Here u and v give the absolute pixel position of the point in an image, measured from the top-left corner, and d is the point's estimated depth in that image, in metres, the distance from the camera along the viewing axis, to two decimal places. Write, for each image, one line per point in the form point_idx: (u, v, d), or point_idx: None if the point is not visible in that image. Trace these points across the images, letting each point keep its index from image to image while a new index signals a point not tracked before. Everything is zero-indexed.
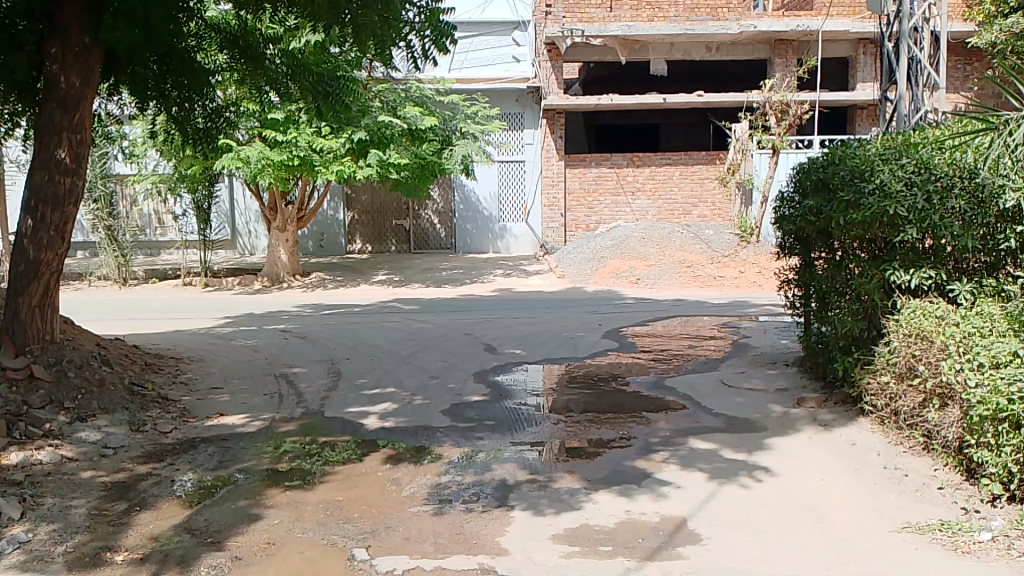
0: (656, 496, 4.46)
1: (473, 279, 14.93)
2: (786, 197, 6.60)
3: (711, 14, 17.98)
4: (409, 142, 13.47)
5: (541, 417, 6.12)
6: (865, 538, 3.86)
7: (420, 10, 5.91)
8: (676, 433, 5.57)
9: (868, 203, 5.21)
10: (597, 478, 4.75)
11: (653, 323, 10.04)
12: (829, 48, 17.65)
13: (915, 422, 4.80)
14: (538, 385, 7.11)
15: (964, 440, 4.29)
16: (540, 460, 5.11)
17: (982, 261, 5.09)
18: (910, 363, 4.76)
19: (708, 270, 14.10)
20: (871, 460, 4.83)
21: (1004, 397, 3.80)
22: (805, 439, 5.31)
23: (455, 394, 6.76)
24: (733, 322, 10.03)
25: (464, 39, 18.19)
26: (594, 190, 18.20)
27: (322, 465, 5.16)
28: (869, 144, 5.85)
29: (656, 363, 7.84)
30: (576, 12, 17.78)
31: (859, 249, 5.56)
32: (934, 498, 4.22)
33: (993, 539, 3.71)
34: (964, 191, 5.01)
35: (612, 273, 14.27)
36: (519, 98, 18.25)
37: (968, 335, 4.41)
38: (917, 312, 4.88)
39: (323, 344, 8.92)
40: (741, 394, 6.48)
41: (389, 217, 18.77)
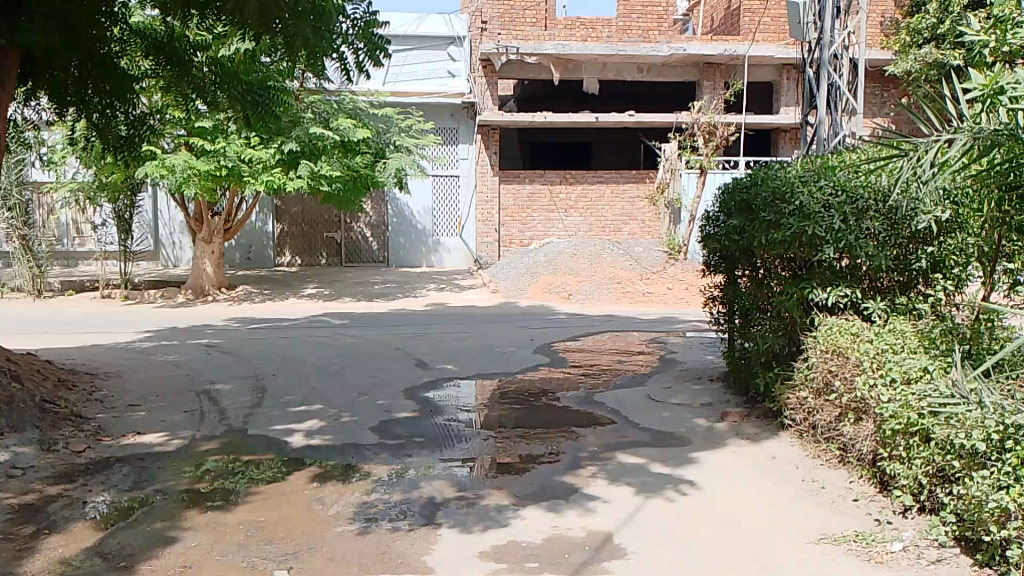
0: (583, 511, 4.47)
1: (406, 293, 14.81)
2: (711, 216, 6.76)
3: (642, 36, 18.34)
4: (341, 154, 13.35)
5: (471, 433, 6.09)
6: (785, 550, 3.95)
7: (354, 22, 5.86)
8: (604, 448, 5.61)
9: (789, 223, 5.38)
10: (526, 494, 4.74)
11: (584, 338, 10.13)
12: (755, 72, 18.20)
13: (832, 436, 4.97)
14: (469, 401, 7.08)
15: (878, 453, 4.45)
16: (470, 477, 5.08)
17: (896, 280, 5.30)
18: (827, 379, 4.90)
19: (639, 286, 14.33)
20: (790, 473, 4.97)
21: (915, 412, 3.95)
22: (729, 453, 5.41)
23: (384, 411, 6.67)
24: (661, 337, 10.20)
25: (399, 53, 18.07)
26: (528, 207, 18.33)
27: (246, 485, 5.01)
28: (790, 166, 6.04)
29: (586, 378, 7.91)
30: (512, 29, 17.89)
31: (781, 268, 5.74)
32: (850, 510, 4.35)
33: (905, 549, 3.84)
34: (879, 213, 5.21)
35: (545, 288, 14.37)
36: (453, 113, 18.22)
37: (882, 351, 4.56)
38: (834, 329, 5.03)
39: (248, 359, 8.70)
40: (668, 409, 6.59)
41: (320, 230, 18.50)
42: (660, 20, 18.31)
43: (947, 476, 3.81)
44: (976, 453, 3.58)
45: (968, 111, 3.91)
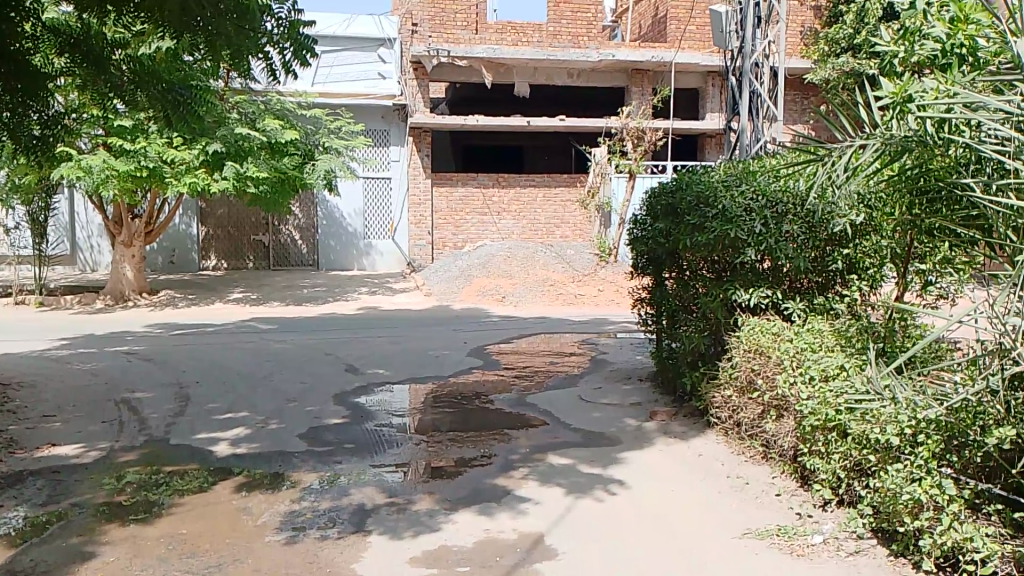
0: (514, 513, 4.48)
1: (337, 297, 14.59)
2: (638, 219, 6.87)
3: (572, 41, 18.54)
4: (268, 156, 13.07)
5: (403, 438, 6.04)
6: (711, 546, 4.04)
7: (279, 21, 5.72)
8: (536, 450, 5.64)
9: (712, 227, 5.51)
10: (458, 498, 4.73)
11: (517, 341, 10.17)
12: (681, 78, 18.58)
13: (756, 432, 5.11)
14: (401, 406, 7.01)
15: (798, 449, 4.60)
16: (401, 482, 5.03)
17: (815, 281, 5.49)
18: (750, 377, 5.04)
19: (571, 288, 14.46)
20: (716, 470, 5.09)
21: (832, 408, 4.09)
22: (657, 451, 5.51)
23: (313, 417, 6.55)
24: (593, 339, 10.32)
25: (328, 54, 17.74)
26: (460, 210, 18.30)
27: (170, 496, 4.85)
28: (714, 170, 6.18)
29: (519, 380, 7.94)
30: (442, 33, 17.87)
31: (706, 270, 5.89)
32: (772, 505, 4.48)
33: (824, 541, 3.97)
34: (797, 216, 5.37)
35: (479, 291, 14.38)
36: (385, 114, 18.09)
37: (801, 350, 4.70)
38: (756, 329, 5.17)
39: (172, 366, 8.44)
40: (598, 409, 6.66)
41: (246, 232, 18.11)
42: (589, 26, 18.56)
43: (864, 469, 3.96)
44: (891, 447, 3.73)
45: (879, 117, 4.06)
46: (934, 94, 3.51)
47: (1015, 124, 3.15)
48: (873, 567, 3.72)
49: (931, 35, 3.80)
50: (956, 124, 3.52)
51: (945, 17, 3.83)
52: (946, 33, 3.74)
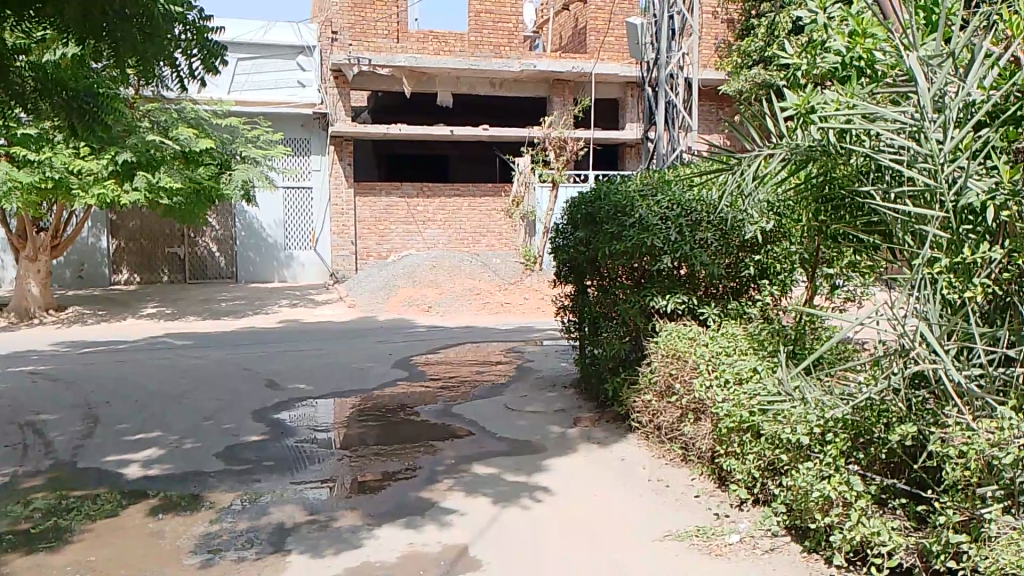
0: (439, 525, 4.45)
1: (257, 310, 14.26)
2: (560, 228, 6.95)
3: (494, 51, 18.31)
4: (183, 166, 12.69)
5: (325, 454, 5.92)
6: (632, 550, 4.09)
7: (187, 26, 5.59)
8: (461, 460, 5.62)
9: (629, 236, 5.61)
10: (381, 512, 4.66)
11: (444, 351, 10.13)
12: (602, 89, 18.88)
13: (675, 435, 5.23)
14: (324, 421, 6.88)
15: (715, 450, 4.73)
16: (324, 499, 4.93)
17: (729, 287, 5.65)
18: (668, 382, 5.15)
19: (497, 297, 14.51)
20: (638, 474, 5.16)
21: (746, 410, 4.21)
22: (581, 458, 5.56)
23: (231, 435, 6.37)
24: (519, 347, 10.37)
25: (247, 61, 17.39)
26: (385, 219, 18.12)
27: (77, 522, 4.63)
28: (630, 180, 6.27)
29: (444, 390, 7.90)
30: (363, 41, 17.56)
31: (625, 278, 5.99)
32: (691, 506, 4.58)
33: (741, 540, 4.07)
34: (710, 224, 5.52)
35: (404, 301, 14.25)
36: (305, 123, 17.80)
37: (716, 354, 4.81)
38: (673, 335, 5.28)
39: (80, 386, 8.06)
40: (524, 417, 6.68)
41: (160, 244, 17.54)
42: (511, 36, 18.34)
43: (777, 468, 4.10)
44: (801, 447, 3.87)
45: (784, 128, 4.13)
46: (835, 105, 3.61)
47: (910, 134, 3.32)
48: (789, 564, 3.83)
49: (831, 49, 3.90)
50: (855, 135, 3.65)
51: (843, 31, 3.92)
52: (846, 47, 3.84)
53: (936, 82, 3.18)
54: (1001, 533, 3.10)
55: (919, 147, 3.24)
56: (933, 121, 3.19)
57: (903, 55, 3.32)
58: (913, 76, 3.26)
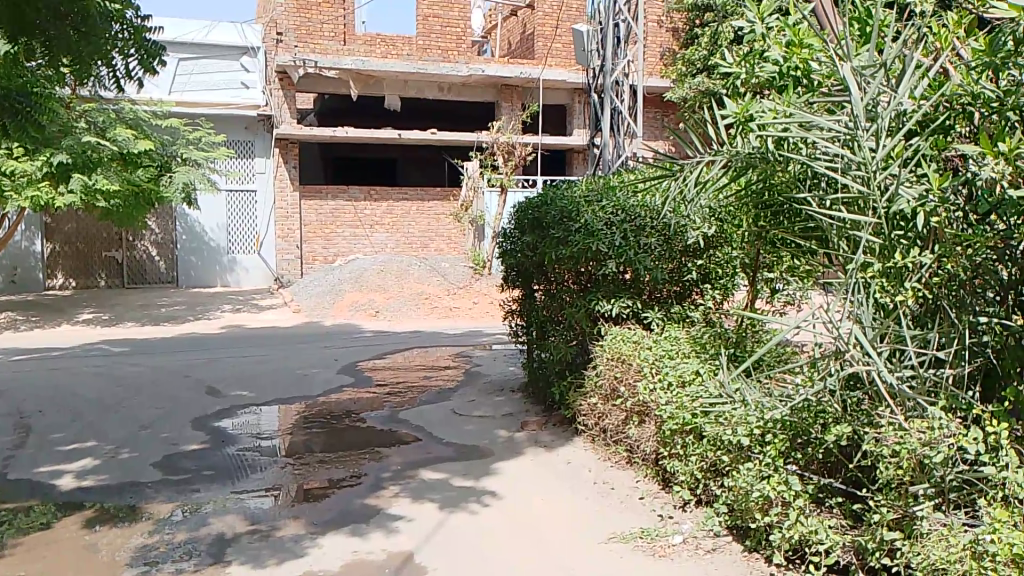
0: (385, 532, 4.41)
1: (199, 315, 13.96)
2: (506, 233, 6.97)
3: (442, 55, 18.26)
4: (120, 167, 12.39)
5: (268, 462, 5.82)
6: (578, 552, 4.11)
7: (125, 25, 5.42)
8: (407, 466, 5.58)
9: (575, 241, 5.66)
10: (325, 521, 4.59)
11: (392, 356, 10.06)
12: (549, 95, 19.00)
13: (620, 438, 5.28)
14: (268, 428, 6.76)
15: (659, 452, 4.79)
16: (267, 508, 4.84)
17: (672, 291, 5.73)
18: (613, 385, 5.20)
19: (446, 300, 14.47)
20: (584, 477, 5.19)
21: (689, 412, 4.28)
22: (528, 461, 5.56)
23: (170, 444, 6.21)
24: (467, 351, 10.36)
25: (189, 61, 17.02)
26: (331, 223, 17.92)
27: (5, 536, 4.46)
28: (576, 186, 6.30)
29: (391, 396, 7.84)
30: (309, 43, 17.39)
31: (571, 282, 6.04)
32: (636, 508, 4.62)
33: (684, 541, 4.12)
34: (654, 229, 5.59)
35: (351, 306, 14.12)
36: (249, 125, 17.49)
37: (660, 357, 4.87)
38: (618, 338, 5.33)
39: (10, 395, 7.77)
40: (471, 422, 6.67)
41: (98, 248, 17.02)
42: (459, 41, 18.33)
43: (719, 469, 4.17)
44: (742, 448, 3.93)
45: (724, 134, 4.17)
46: (773, 114, 3.67)
47: (843, 142, 3.42)
48: (731, 564, 3.89)
49: (769, 58, 3.88)
50: (793, 142, 3.73)
51: (781, 40, 3.89)
52: (782, 57, 3.81)
53: (867, 92, 3.28)
54: (932, 529, 3.19)
55: (852, 155, 3.34)
56: (866, 129, 3.30)
57: (837, 65, 3.43)
58: (846, 84, 3.36)
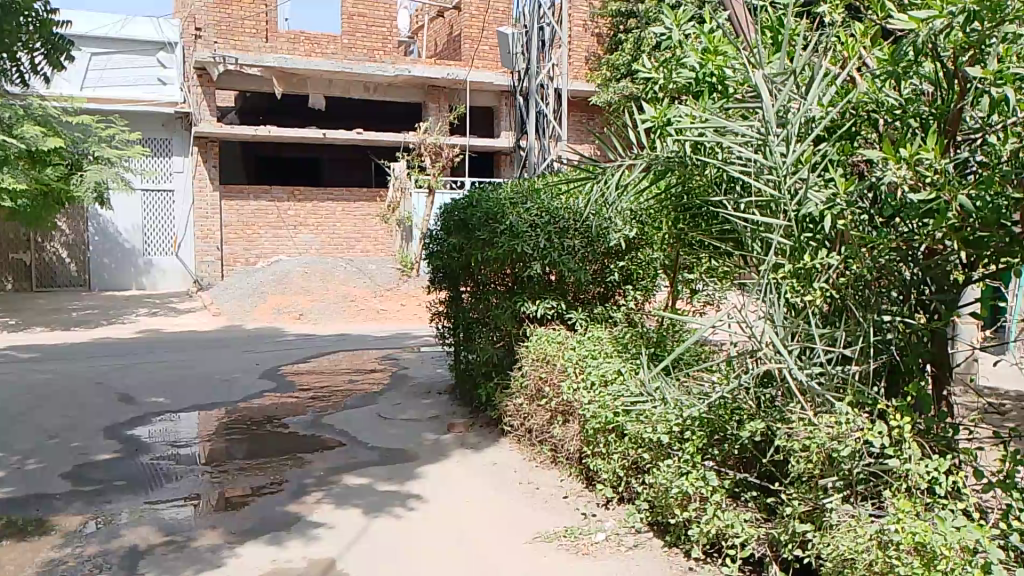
0: (305, 540, 4.33)
1: (113, 319, 13.43)
2: (433, 234, 6.95)
3: (368, 55, 18.00)
4: (28, 165, 12.12)
5: (185, 470, 5.65)
6: (502, 553, 4.13)
7: (30, 18, 5.13)
8: (330, 472, 5.49)
9: (500, 242, 5.70)
10: (244, 530, 4.48)
11: (318, 359, 9.90)
12: (476, 97, 19.00)
13: (545, 438, 5.32)
14: (186, 435, 6.55)
15: (582, 451, 4.85)
16: (184, 518, 4.70)
17: (597, 292, 5.83)
18: (538, 385, 5.24)
19: (372, 303, 14.32)
20: (509, 477, 5.21)
21: (611, 411, 4.35)
22: (453, 464, 5.54)
23: (80, 454, 5.96)
24: (395, 354, 10.27)
25: (101, 56, 16.38)
26: (253, 224, 17.50)
27: None
28: (501, 188, 6.32)
29: (315, 400, 7.71)
30: (229, 39, 16.88)
31: (498, 283, 6.07)
32: (560, 507, 4.67)
33: (606, 538, 4.19)
34: (578, 231, 5.67)
35: (274, 309, 13.82)
36: (165, 122, 16.93)
37: (583, 356, 4.94)
38: (543, 339, 5.38)
39: None
40: (397, 425, 6.61)
41: (3, 250, 16.18)
42: (385, 40, 18.12)
43: (640, 467, 4.26)
44: (662, 445, 4.04)
45: (645, 139, 4.24)
46: (689, 119, 3.73)
47: (756, 147, 3.52)
48: (651, 559, 3.98)
49: (685, 65, 3.91)
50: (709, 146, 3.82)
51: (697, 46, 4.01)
52: (698, 63, 3.89)
53: (778, 99, 3.40)
54: (841, 521, 3.32)
55: (764, 159, 3.44)
56: (777, 134, 3.41)
57: (750, 72, 3.54)
58: (759, 91, 3.47)
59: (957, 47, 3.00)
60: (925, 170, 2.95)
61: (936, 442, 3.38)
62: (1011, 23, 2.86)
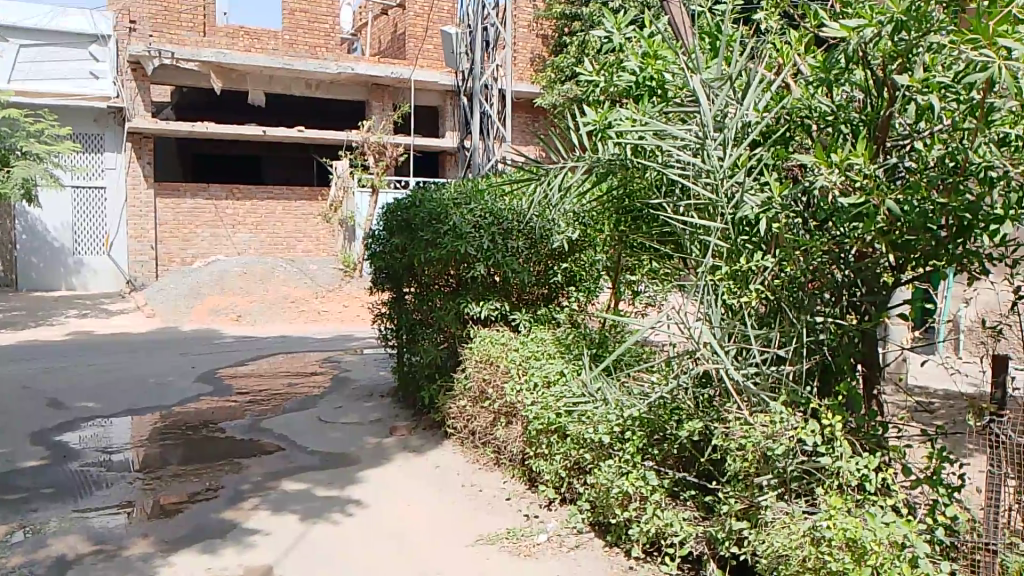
0: (241, 547, 4.23)
1: (40, 321, 12.95)
2: (376, 234, 6.87)
3: (309, 51, 17.80)
4: None
5: (117, 477, 5.47)
6: (443, 557, 4.11)
7: None
8: (269, 477, 5.39)
9: (443, 243, 5.67)
10: (177, 537, 4.36)
11: (257, 362, 9.70)
12: (420, 96, 18.82)
13: (488, 440, 5.32)
14: (118, 441, 6.36)
15: (525, 452, 4.86)
16: (115, 526, 4.55)
17: (540, 293, 5.87)
18: (481, 386, 5.24)
19: (313, 304, 14.11)
20: (452, 480, 5.18)
21: (553, 412, 4.36)
22: (394, 467, 5.49)
23: (5, 461, 5.72)
24: (336, 356, 10.13)
25: (31, 48, 15.82)
26: (190, 222, 17.07)
27: None
28: (444, 188, 6.27)
29: (253, 404, 7.56)
30: (165, 32, 16.36)
31: (441, 284, 6.04)
32: (503, 509, 4.66)
33: (548, 539, 4.20)
34: (521, 233, 5.70)
35: (211, 310, 13.51)
36: (97, 117, 16.39)
37: (526, 358, 4.95)
38: (486, 340, 5.38)
39: None
40: (337, 429, 6.53)
41: None
42: (327, 37, 17.91)
43: (581, 467, 4.28)
44: (604, 445, 4.07)
45: (587, 142, 4.26)
46: (629, 122, 3.77)
47: (693, 151, 3.58)
48: (593, 558, 4.01)
49: (626, 68, 3.97)
50: (649, 150, 3.87)
51: (637, 49, 4.05)
52: (638, 66, 3.94)
53: (714, 104, 3.48)
54: (775, 518, 3.39)
55: (702, 163, 3.51)
56: (714, 138, 3.49)
57: (688, 77, 3.61)
58: (696, 96, 3.54)
59: (885, 56, 3.08)
60: (856, 175, 3.02)
61: (866, 440, 3.47)
62: (936, 34, 2.95)
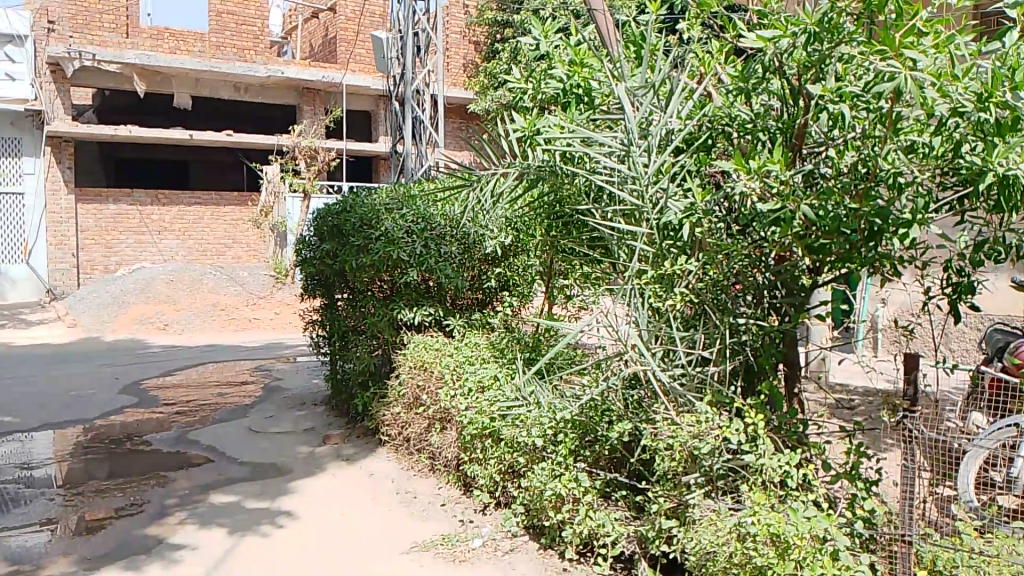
0: (166, 563, 4.12)
1: None
2: (306, 239, 6.77)
3: (238, 54, 17.33)
4: None
5: (37, 493, 5.27)
6: (376, 566, 4.07)
7: None
8: (196, 490, 5.26)
9: (375, 249, 5.62)
10: (99, 555, 4.22)
11: (184, 372, 9.46)
12: (354, 100, 18.65)
13: (422, 446, 5.30)
14: (39, 456, 6.12)
15: (459, 458, 4.87)
16: (34, 544, 4.37)
17: (474, 298, 5.90)
18: (416, 393, 5.23)
19: (243, 312, 13.83)
20: (385, 487, 5.15)
21: (487, 417, 4.38)
22: (327, 477, 5.43)
23: None
24: (267, 364, 9.95)
25: None
26: (113, 229, 16.56)
27: None
28: (376, 193, 6.22)
29: (180, 415, 7.37)
30: (86, 34, 15.78)
31: (373, 289, 5.98)
32: (437, 514, 4.65)
33: (483, 544, 4.21)
34: (455, 238, 5.72)
35: (135, 320, 13.12)
36: (14, 120, 15.60)
37: (461, 363, 4.96)
38: (420, 346, 5.38)
39: None
40: (269, 439, 6.42)
41: None
42: (257, 40, 17.48)
43: (515, 471, 4.31)
44: (537, 448, 4.11)
45: (516, 147, 4.29)
46: (557, 129, 3.82)
47: (619, 158, 3.64)
48: (528, 561, 4.03)
49: (553, 76, 4.04)
50: (577, 157, 3.93)
51: (563, 57, 4.11)
52: (565, 74, 4.01)
53: (638, 112, 3.56)
54: (702, 515, 3.47)
55: (627, 170, 3.56)
56: (638, 146, 3.55)
57: (613, 85, 3.68)
58: (621, 103, 3.62)
59: (800, 66, 3.19)
60: (772, 181, 3.12)
61: (788, 437, 3.58)
62: (847, 45, 3.05)
